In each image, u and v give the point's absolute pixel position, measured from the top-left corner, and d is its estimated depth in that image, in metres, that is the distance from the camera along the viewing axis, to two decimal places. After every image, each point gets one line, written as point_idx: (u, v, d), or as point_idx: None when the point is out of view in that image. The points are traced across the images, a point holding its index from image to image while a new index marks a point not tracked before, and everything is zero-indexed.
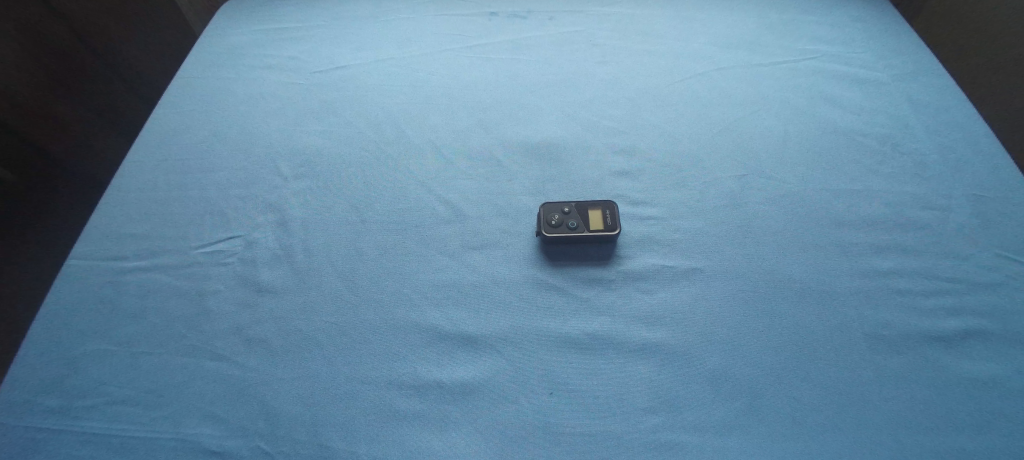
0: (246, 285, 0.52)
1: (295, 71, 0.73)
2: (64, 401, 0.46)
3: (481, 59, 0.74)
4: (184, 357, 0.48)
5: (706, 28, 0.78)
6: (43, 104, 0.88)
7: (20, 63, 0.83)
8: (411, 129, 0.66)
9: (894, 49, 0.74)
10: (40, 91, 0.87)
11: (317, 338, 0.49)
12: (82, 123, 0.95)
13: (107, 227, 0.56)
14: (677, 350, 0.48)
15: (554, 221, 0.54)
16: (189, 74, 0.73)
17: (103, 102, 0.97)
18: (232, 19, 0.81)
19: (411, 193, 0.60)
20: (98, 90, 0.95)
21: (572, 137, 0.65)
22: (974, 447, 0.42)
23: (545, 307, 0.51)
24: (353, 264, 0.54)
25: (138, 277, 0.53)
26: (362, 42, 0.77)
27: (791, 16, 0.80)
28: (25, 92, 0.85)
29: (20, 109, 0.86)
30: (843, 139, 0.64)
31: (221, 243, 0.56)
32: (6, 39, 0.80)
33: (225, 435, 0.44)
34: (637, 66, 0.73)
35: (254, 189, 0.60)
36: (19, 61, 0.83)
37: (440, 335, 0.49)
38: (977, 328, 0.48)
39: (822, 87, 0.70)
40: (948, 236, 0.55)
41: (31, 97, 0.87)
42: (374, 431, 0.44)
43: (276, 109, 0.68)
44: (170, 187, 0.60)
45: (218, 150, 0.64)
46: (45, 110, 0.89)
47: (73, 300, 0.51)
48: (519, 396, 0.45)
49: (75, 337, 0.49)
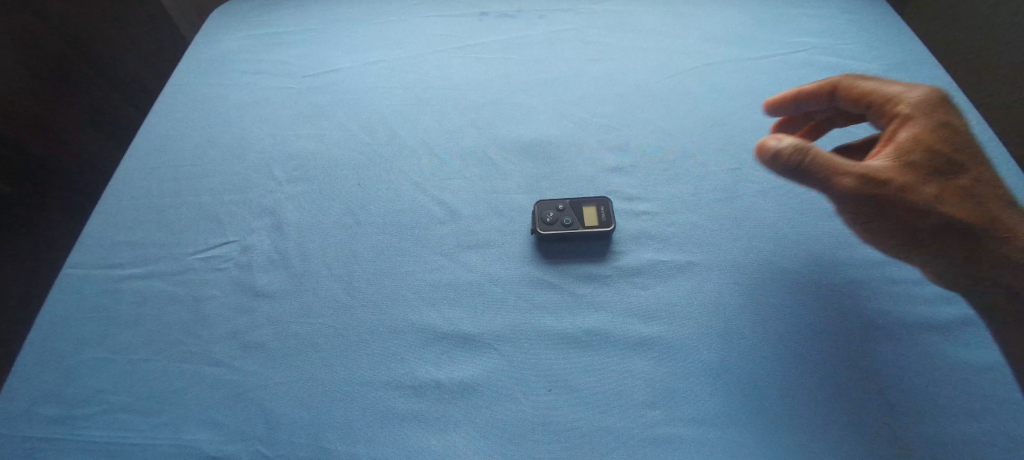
0: (242, 290, 0.52)
1: (287, 75, 0.73)
2: (63, 410, 0.46)
3: (472, 59, 0.75)
4: (182, 362, 0.48)
5: (696, 24, 0.79)
6: (37, 112, 0.88)
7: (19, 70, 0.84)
8: (404, 130, 0.66)
9: (885, 39, 0.75)
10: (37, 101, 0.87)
11: (314, 341, 0.49)
12: (80, 132, 0.94)
13: (101, 236, 0.56)
14: (674, 344, 0.48)
15: (549, 219, 0.54)
16: (181, 80, 0.73)
17: (98, 110, 0.95)
18: (223, 24, 0.81)
19: (406, 194, 0.60)
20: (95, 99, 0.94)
21: (565, 135, 0.65)
22: (972, 432, 0.43)
23: (540, 304, 0.51)
24: (349, 267, 0.54)
25: (134, 284, 0.53)
26: (355, 44, 0.77)
27: (781, 9, 0.80)
28: (23, 99, 0.86)
29: (19, 118, 0.86)
30: (834, 130, 0.64)
31: (216, 248, 0.55)
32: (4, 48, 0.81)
33: (223, 440, 0.44)
34: (628, 63, 0.74)
35: (249, 194, 0.60)
36: (17, 68, 0.84)
37: (438, 334, 0.49)
38: (972, 315, 0.49)
39: (812, 78, 0.70)
40: None
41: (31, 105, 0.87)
42: (374, 433, 0.44)
43: (269, 113, 0.68)
44: (164, 194, 0.60)
45: (211, 156, 0.64)
46: (40, 118, 0.88)
47: (69, 309, 0.51)
48: (517, 393, 0.45)
49: (72, 345, 0.49)
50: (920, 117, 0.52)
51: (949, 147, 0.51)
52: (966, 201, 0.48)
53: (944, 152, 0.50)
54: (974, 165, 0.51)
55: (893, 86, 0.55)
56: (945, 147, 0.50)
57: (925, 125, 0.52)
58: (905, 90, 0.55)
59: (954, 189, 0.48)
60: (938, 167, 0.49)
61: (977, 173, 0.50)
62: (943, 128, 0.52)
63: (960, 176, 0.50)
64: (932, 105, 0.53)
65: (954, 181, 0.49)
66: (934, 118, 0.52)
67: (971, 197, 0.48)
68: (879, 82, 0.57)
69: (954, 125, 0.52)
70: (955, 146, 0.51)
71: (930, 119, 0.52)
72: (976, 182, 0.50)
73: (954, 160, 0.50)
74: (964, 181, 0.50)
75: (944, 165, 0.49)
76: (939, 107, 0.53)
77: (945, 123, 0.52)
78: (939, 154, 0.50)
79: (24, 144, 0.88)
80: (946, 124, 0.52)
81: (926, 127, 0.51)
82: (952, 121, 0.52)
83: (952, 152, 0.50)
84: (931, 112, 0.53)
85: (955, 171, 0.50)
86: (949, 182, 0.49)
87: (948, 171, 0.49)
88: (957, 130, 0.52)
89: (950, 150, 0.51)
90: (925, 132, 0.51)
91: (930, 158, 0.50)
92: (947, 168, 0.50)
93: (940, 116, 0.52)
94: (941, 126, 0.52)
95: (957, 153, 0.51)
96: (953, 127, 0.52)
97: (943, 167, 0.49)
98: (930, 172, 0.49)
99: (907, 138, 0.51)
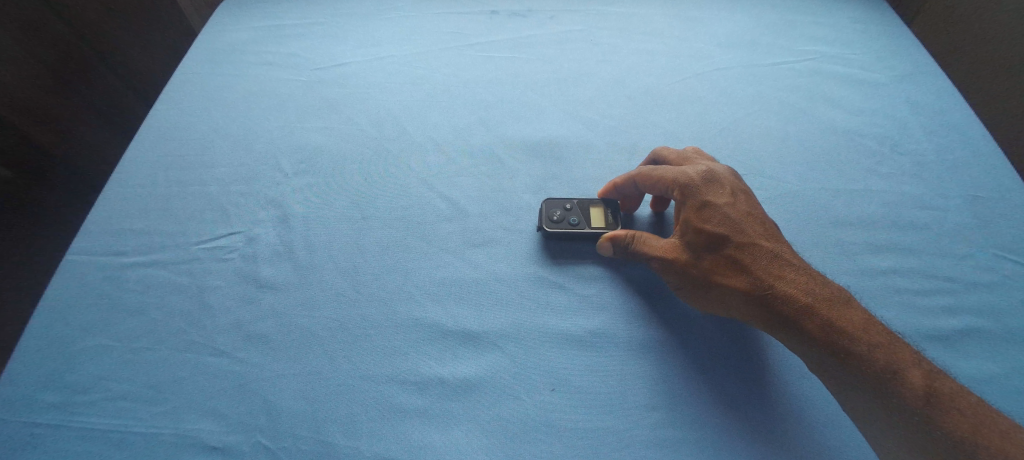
0: (246, 281, 0.52)
1: (295, 67, 0.73)
2: (63, 397, 0.45)
3: (481, 57, 0.74)
4: (184, 352, 0.48)
5: (706, 29, 0.79)
6: (38, 97, 0.83)
7: (23, 59, 0.79)
8: (412, 126, 0.66)
9: (893, 50, 0.75)
10: (41, 91, 0.83)
11: (318, 334, 0.49)
12: (82, 124, 0.90)
13: (106, 223, 0.56)
14: (679, 347, 0.48)
15: (555, 217, 0.55)
16: (188, 69, 0.72)
17: (103, 102, 0.92)
18: (232, 13, 0.81)
19: (413, 190, 0.60)
20: (100, 89, 0.91)
21: (573, 136, 0.65)
22: None
23: (546, 303, 0.51)
24: (354, 261, 0.54)
25: (137, 272, 0.53)
26: (363, 38, 0.77)
27: (790, 16, 0.80)
28: (24, 89, 0.81)
29: (22, 107, 0.81)
30: (841, 139, 0.65)
31: (221, 239, 0.55)
32: (4, 33, 0.76)
33: (225, 431, 0.44)
34: (638, 66, 0.74)
35: (255, 185, 0.60)
36: (20, 57, 0.79)
37: (441, 331, 0.49)
38: (974, 326, 0.49)
39: (820, 87, 0.71)
40: (944, 236, 0.55)
41: (32, 95, 0.82)
42: (375, 428, 0.44)
43: (276, 105, 0.68)
44: (169, 183, 0.60)
45: (218, 146, 0.63)
46: (42, 105, 0.84)
47: (73, 296, 0.51)
48: (520, 392, 0.45)
49: (74, 332, 0.49)
50: (687, 201, 0.50)
51: (714, 230, 0.48)
52: (800, 296, 0.44)
53: (709, 239, 0.48)
54: (722, 254, 0.47)
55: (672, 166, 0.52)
56: (729, 233, 0.47)
57: (707, 208, 0.49)
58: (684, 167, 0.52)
59: (743, 279, 0.46)
60: (716, 258, 0.47)
61: (760, 264, 0.46)
62: (720, 214, 0.48)
63: (769, 268, 0.46)
64: (706, 183, 0.50)
65: (725, 268, 0.47)
66: (701, 198, 0.49)
67: (806, 294, 0.44)
68: (695, 162, 0.54)
69: (718, 205, 0.49)
70: (747, 233, 0.48)
71: (699, 200, 0.49)
72: (780, 275, 0.45)
73: (707, 248, 0.48)
74: (774, 273, 0.46)
75: (748, 257, 0.47)
76: (700, 186, 0.50)
77: (732, 209, 0.49)
78: (717, 242, 0.47)
79: (28, 134, 0.84)
80: (729, 210, 0.49)
81: (700, 210, 0.49)
82: (717, 204, 0.49)
83: (711, 238, 0.48)
84: (725, 195, 0.50)
85: (726, 260, 0.47)
86: (726, 272, 0.47)
87: (698, 258, 0.48)
88: (742, 213, 0.49)
89: (761, 239, 0.48)
90: (692, 215, 0.49)
91: (690, 247, 0.48)
92: (740, 257, 0.47)
93: (702, 196, 0.49)
94: (706, 209, 0.49)
95: (707, 241, 0.48)
96: (761, 217, 0.49)
97: (745, 258, 0.47)
98: (693, 257, 0.48)
99: (687, 221, 0.49)
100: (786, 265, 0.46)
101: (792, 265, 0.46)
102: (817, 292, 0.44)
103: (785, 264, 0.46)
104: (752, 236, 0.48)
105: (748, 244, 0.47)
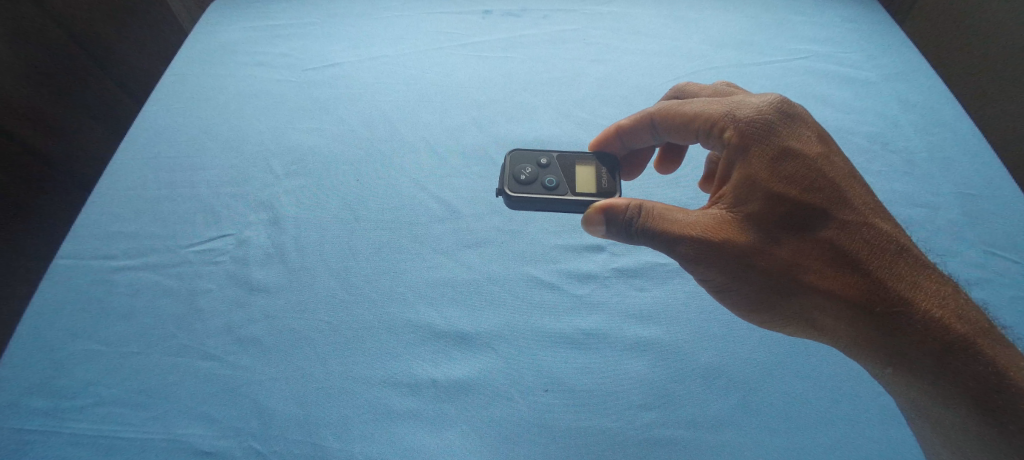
0: (237, 284, 0.52)
1: (286, 68, 0.72)
2: (52, 402, 0.45)
3: (474, 57, 0.74)
4: (174, 356, 0.47)
5: (698, 28, 0.79)
6: (45, 111, 0.75)
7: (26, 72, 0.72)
8: (404, 127, 0.66)
9: (884, 49, 0.75)
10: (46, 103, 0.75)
11: (310, 337, 0.48)
12: (86, 135, 0.80)
13: (95, 226, 0.56)
14: (671, 348, 0.48)
15: (525, 178, 0.50)
16: (177, 69, 0.72)
17: (105, 111, 0.83)
18: (223, 14, 0.80)
19: (405, 192, 0.59)
20: (102, 98, 0.82)
21: (567, 136, 0.65)
22: None
23: (539, 303, 0.51)
24: (346, 263, 0.53)
25: (126, 276, 0.52)
26: (356, 38, 0.76)
27: (782, 15, 0.80)
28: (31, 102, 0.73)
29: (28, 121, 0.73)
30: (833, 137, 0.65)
31: (210, 242, 0.55)
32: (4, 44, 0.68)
33: (216, 436, 0.43)
34: (632, 66, 0.74)
35: (245, 187, 0.59)
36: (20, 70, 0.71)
37: (434, 333, 0.48)
38: None
39: (812, 86, 0.71)
40: (935, 234, 0.56)
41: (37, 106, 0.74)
42: (369, 431, 0.43)
43: (267, 106, 0.68)
44: (158, 185, 0.59)
45: (208, 148, 0.63)
46: (46, 117, 0.75)
47: (62, 300, 0.50)
48: (513, 393, 0.45)
49: (63, 336, 0.48)
50: (755, 149, 0.40)
51: (799, 195, 0.39)
52: (916, 294, 0.37)
53: (792, 210, 0.39)
54: (807, 230, 0.39)
55: (725, 101, 0.44)
56: (820, 200, 0.39)
57: (788, 162, 0.40)
58: (745, 100, 0.43)
59: (836, 266, 0.38)
60: (799, 236, 0.39)
61: (861, 246, 0.38)
62: (807, 174, 0.39)
63: (872, 251, 0.38)
64: (783, 123, 0.41)
65: (812, 254, 0.38)
66: (776, 146, 0.40)
67: (920, 290, 0.37)
68: (751, 94, 0.45)
69: (802, 157, 0.40)
70: (842, 202, 0.39)
71: (774, 150, 0.40)
72: (888, 262, 0.38)
73: (788, 220, 0.39)
74: (879, 258, 0.38)
75: (845, 237, 0.38)
76: (775, 127, 0.41)
77: (821, 165, 0.40)
78: (803, 214, 0.39)
79: (32, 143, 0.74)
80: (814, 163, 0.40)
81: (777, 165, 0.40)
82: (801, 157, 0.40)
83: (795, 206, 0.39)
84: (814, 146, 0.41)
85: (815, 241, 0.39)
86: (814, 256, 0.38)
87: (778, 239, 0.39)
88: (835, 171, 0.40)
89: (863, 209, 0.39)
90: (766, 172, 0.39)
91: (765, 222, 0.39)
92: (834, 237, 0.38)
93: (780, 142, 0.40)
94: (785, 162, 0.40)
95: (788, 211, 0.39)
96: (860, 180, 0.41)
97: (841, 237, 0.38)
98: (767, 233, 0.39)
99: (758, 180, 0.39)
100: (890, 246, 0.38)
101: (899, 244, 0.38)
102: (931, 285, 0.37)
103: (889, 242, 0.38)
104: (850, 209, 0.39)
105: (843, 216, 0.39)
